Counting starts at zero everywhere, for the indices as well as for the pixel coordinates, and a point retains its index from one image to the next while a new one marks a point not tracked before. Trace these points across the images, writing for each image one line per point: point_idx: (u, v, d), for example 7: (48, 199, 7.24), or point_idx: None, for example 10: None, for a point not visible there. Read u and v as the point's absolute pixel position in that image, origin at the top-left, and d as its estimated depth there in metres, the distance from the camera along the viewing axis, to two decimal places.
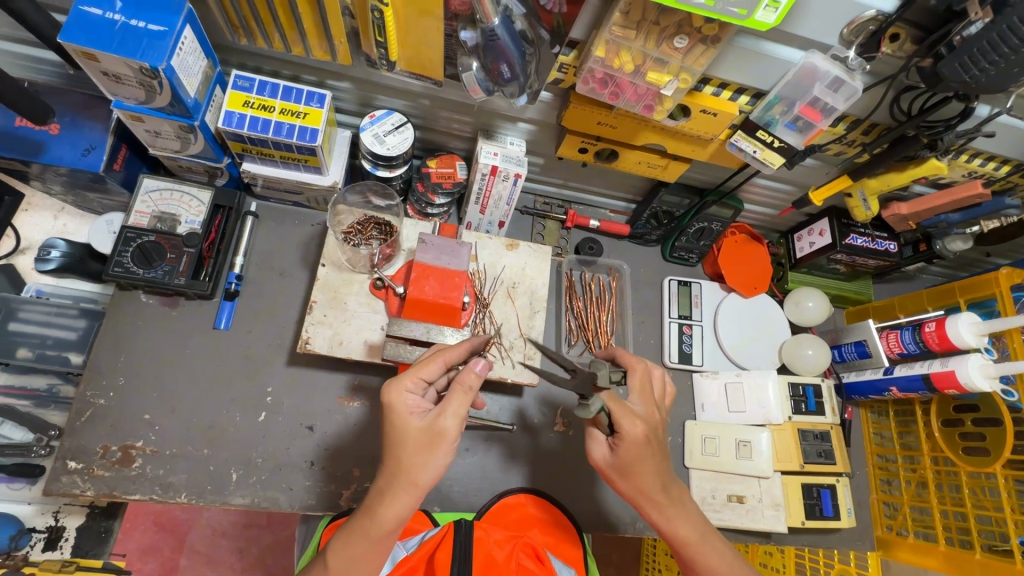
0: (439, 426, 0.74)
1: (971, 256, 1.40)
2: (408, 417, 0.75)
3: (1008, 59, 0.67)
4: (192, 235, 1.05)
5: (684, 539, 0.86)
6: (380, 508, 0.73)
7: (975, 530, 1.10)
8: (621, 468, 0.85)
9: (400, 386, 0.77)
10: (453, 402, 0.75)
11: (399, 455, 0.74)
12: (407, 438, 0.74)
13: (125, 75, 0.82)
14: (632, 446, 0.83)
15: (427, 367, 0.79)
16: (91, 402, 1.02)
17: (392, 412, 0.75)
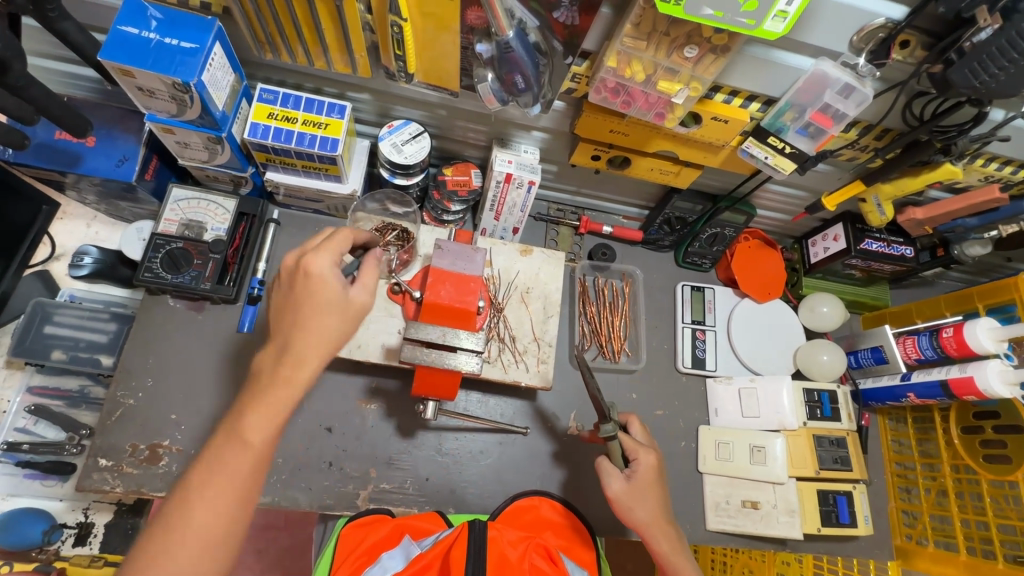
0: (357, 298, 0.76)
1: (991, 261, 1.38)
2: (333, 279, 0.74)
3: (1017, 65, 0.67)
4: (218, 241, 1.09)
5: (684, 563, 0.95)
6: (298, 335, 0.72)
7: (998, 539, 1.09)
8: (635, 494, 0.98)
9: (327, 253, 0.75)
10: (363, 276, 0.78)
11: (325, 318, 0.73)
12: (334, 298, 0.73)
13: (158, 90, 0.86)
14: (646, 474, 0.99)
15: (341, 244, 0.77)
16: (121, 401, 1.06)
17: (319, 279, 0.73)
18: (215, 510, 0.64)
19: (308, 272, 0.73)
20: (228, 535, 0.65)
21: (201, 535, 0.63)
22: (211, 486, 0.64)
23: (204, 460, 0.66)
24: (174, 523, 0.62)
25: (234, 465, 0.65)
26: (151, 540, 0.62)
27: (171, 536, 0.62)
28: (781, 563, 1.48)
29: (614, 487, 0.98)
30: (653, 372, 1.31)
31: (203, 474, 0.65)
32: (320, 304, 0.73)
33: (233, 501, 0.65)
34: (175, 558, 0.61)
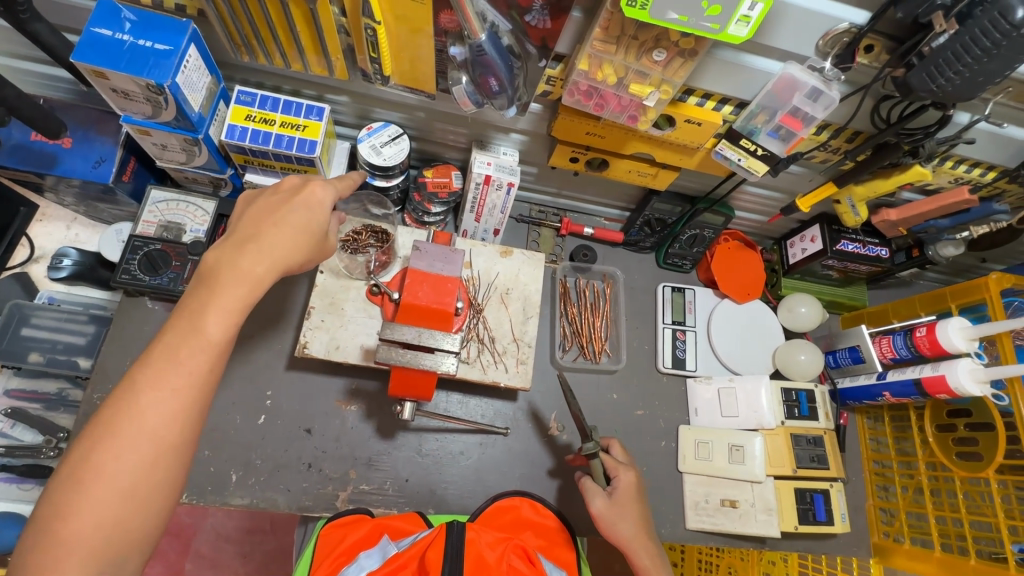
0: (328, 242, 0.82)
1: (966, 262, 1.40)
2: (326, 210, 0.79)
3: (973, 68, 0.68)
4: (196, 243, 1.09)
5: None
6: (268, 240, 0.73)
7: (971, 536, 1.10)
8: (616, 511, 0.99)
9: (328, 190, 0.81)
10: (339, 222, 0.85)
11: (303, 241, 0.76)
12: (318, 227, 0.78)
13: (133, 91, 0.86)
14: (627, 489, 1.01)
15: (344, 189, 0.85)
16: (98, 404, 1.05)
17: (319, 205, 0.79)
18: (163, 401, 0.63)
19: (309, 194, 0.78)
20: (171, 440, 0.63)
21: (144, 431, 0.61)
22: (163, 383, 0.63)
23: (157, 353, 0.65)
24: (123, 419, 0.61)
25: (191, 365, 0.65)
26: (99, 428, 0.61)
27: (116, 422, 0.61)
28: (766, 563, 1.53)
29: (596, 506, 1.00)
30: (634, 371, 1.32)
31: (157, 365, 0.64)
32: (303, 229, 0.76)
33: (184, 402, 0.64)
34: (114, 451, 0.60)
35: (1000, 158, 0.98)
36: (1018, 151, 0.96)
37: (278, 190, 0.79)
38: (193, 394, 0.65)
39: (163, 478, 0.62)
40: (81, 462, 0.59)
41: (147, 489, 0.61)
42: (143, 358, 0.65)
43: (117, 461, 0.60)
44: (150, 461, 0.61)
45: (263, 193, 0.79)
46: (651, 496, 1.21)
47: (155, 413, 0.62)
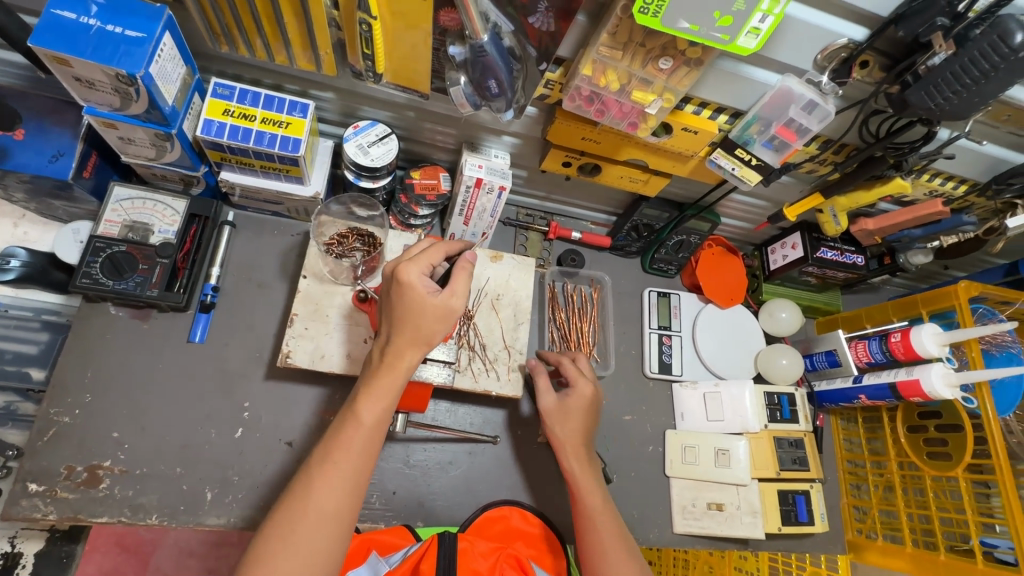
0: (451, 303, 0.80)
1: (931, 269, 1.47)
2: (421, 285, 0.78)
3: (970, 89, 0.71)
4: (165, 245, 1.02)
5: (587, 492, 0.98)
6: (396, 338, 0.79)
7: (938, 531, 1.16)
8: (559, 416, 1.03)
9: (417, 266, 0.79)
10: (455, 279, 0.82)
11: (419, 321, 0.78)
12: (424, 305, 0.78)
13: (99, 81, 0.79)
14: (575, 401, 1.04)
15: (435, 255, 0.82)
16: (55, 420, 0.97)
17: (409, 285, 0.78)
18: (333, 489, 0.73)
19: (399, 281, 0.79)
20: (345, 512, 0.73)
21: (324, 509, 0.72)
22: (331, 469, 0.74)
23: (326, 446, 0.76)
24: (302, 500, 0.72)
25: (350, 446, 0.76)
26: (282, 513, 0.72)
27: (297, 509, 0.72)
28: (738, 558, 1.57)
29: (544, 400, 1.05)
30: (621, 377, 1.32)
31: (325, 457, 0.75)
32: (412, 313, 0.78)
33: (346, 481, 0.74)
34: (299, 534, 0.70)
35: (974, 173, 1.03)
36: (990, 167, 1.01)
37: (387, 285, 0.82)
38: (355, 478, 0.75)
39: (335, 544, 0.72)
40: (270, 543, 0.70)
41: (324, 556, 0.71)
42: (314, 452, 0.77)
43: (304, 538, 0.70)
44: (331, 533, 0.72)
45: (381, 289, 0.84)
46: (639, 501, 1.22)
47: (330, 499, 0.73)
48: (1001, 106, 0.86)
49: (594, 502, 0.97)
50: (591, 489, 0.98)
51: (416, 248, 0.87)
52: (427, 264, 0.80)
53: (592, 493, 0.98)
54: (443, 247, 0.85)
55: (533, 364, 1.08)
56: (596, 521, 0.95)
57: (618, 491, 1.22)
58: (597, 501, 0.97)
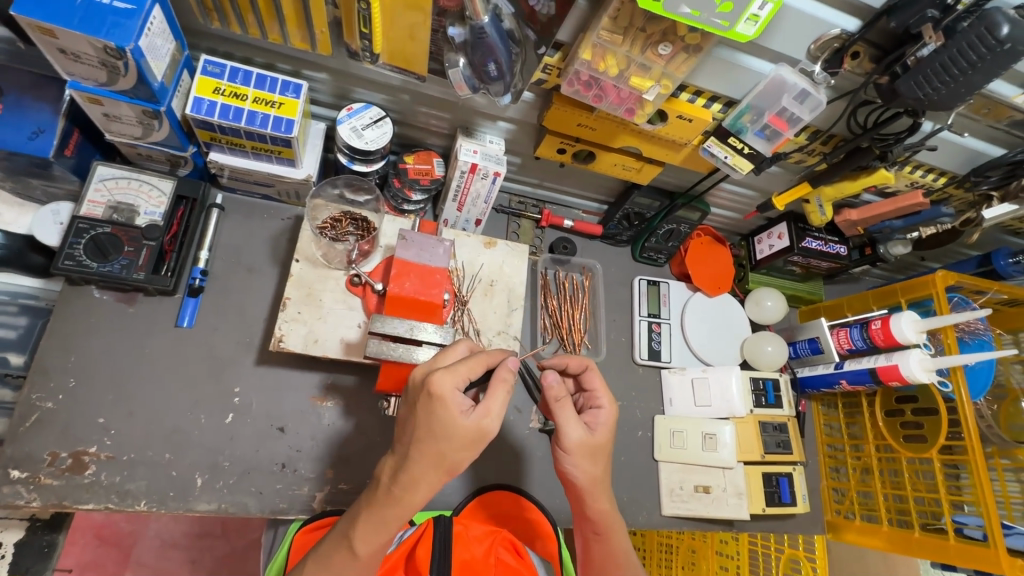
0: (485, 426, 0.70)
1: (908, 260, 1.52)
2: (453, 403, 0.69)
3: (958, 80, 0.73)
4: (152, 227, 1.00)
5: (615, 531, 0.87)
6: (414, 462, 0.69)
7: (913, 510, 1.20)
8: (591, 453, 0.83)
9: (452, 377, 0.70)
10: (493, 398, 0.72)
11: (443, 446, 0.69)
12: (454, 428, 0.69)
13: (85, 54, 0.76)
14: (605, 431, 0.85)
15: (475, 367, 0.73)
16: (37, 405, 0.94)
17: (439, 401, 0.68)
18: (373, 549, 0.72)
19: (429, 393, 0.69)
20: None
21: None
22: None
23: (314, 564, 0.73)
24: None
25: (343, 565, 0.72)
26: None
27: None
28: (720, 543, 1.60)
29: (573, 436, 0.81)
30: (611, 363, 1.34)
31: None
32: (438, 437, 0.69)
33: None
34: None
35: (953, 165, 1.07)
36: (969, 159, 1.05)
37: (413, 393, 0.73)
38: None
39: None
40: None
41: None
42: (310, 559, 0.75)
43: None
44: None
45: (405, 399, 0.74)
46: (629, 485, 1.25)
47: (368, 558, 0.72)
48: (982, 100, 0.89)
49: (618, 540, 0.88)
50: (614, 526, 0.87)
51: (451, 356, 0.78)
52: (463, 378, 0.71)
53: (617, 530, 0.88)
54: (485, 358, 0.75)
55: (556, 392, 0.82)
56: (618, 558, 0.86)
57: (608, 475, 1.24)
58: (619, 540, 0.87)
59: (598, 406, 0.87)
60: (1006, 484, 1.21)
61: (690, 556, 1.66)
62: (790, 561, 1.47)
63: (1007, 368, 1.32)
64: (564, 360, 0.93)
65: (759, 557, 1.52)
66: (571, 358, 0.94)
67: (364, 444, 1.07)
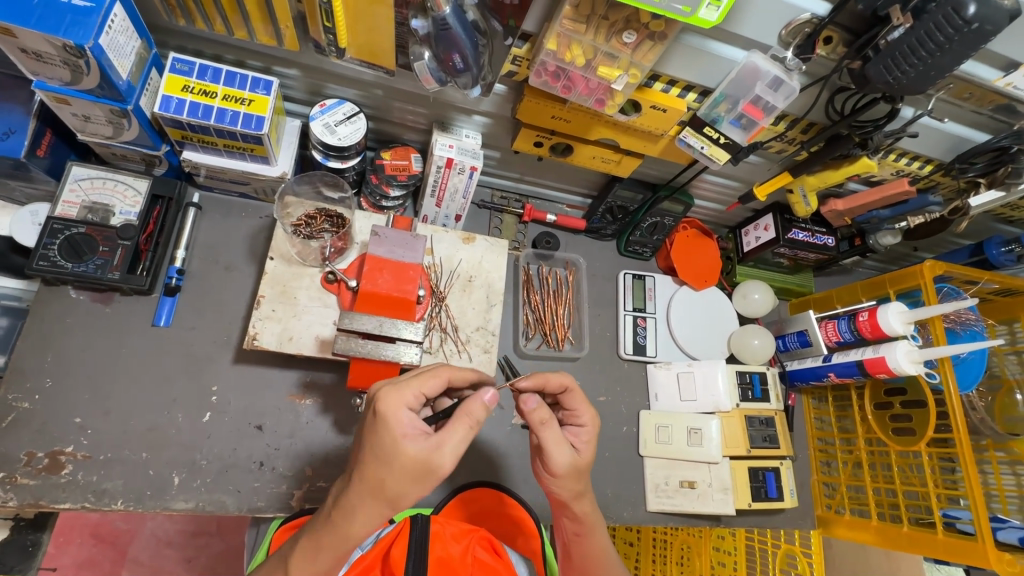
0: (434, 459, 0.67)
1: (901, 251, 1.50)
2: (396, 425, 0.67)
3: (927, 62, 0.72)
4: (127, 227, 1.00)
5: (597, 532, 0.89)
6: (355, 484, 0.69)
7: (903, 505, 1.18)
8: (575, 475, 0.83)
9: (398, 397, 0.70)
10: (452, 427, 0.70)
11: (387, 477, 0.67)
12: (400, 453, 0.67)
13: (47, 53, 0.76)
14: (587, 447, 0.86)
15: (428, 383, 0.74)
16: (14, 406, 0.95)
17: (382, 422, 0.68)
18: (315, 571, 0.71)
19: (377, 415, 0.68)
20: None
21: None
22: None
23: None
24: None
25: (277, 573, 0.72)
26: None
27: None
28: (716, 538, 1.55)
29: (558, 459, 0.80)
30: (596, 358, 1.33)
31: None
32: (383, 463, 0.67)
33: None
34: None
35: (938, 152, 1.04)
36: (953, 146, 1.03)
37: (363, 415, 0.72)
38: None
39: None
40: None
41: None
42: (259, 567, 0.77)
43: None
44: None
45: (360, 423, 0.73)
46: (614, 480, 1.24)
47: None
48: (962, 84, 0.87)
49: (599, 543, 0.88)
50: (595, 535, 0.88)
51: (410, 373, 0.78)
52: (412, 396, 0.71)
53: (596, 540, 0.88)
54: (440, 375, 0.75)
55: (539, 415, 0.79)
56: (596, 559, 0.87)
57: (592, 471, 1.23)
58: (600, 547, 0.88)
59: (580, 424, 0.88)
60: (1001, 478, 1.18)
61: (682, 552, 1.61)
62: (787, 556, 1.41)
63: (1001, 360, 1.29)
64: (543, 381, 0.85)
65: (756, 553, 1.47)
66: (548, 376, 0.85)
67: (342, 441, 1.07)
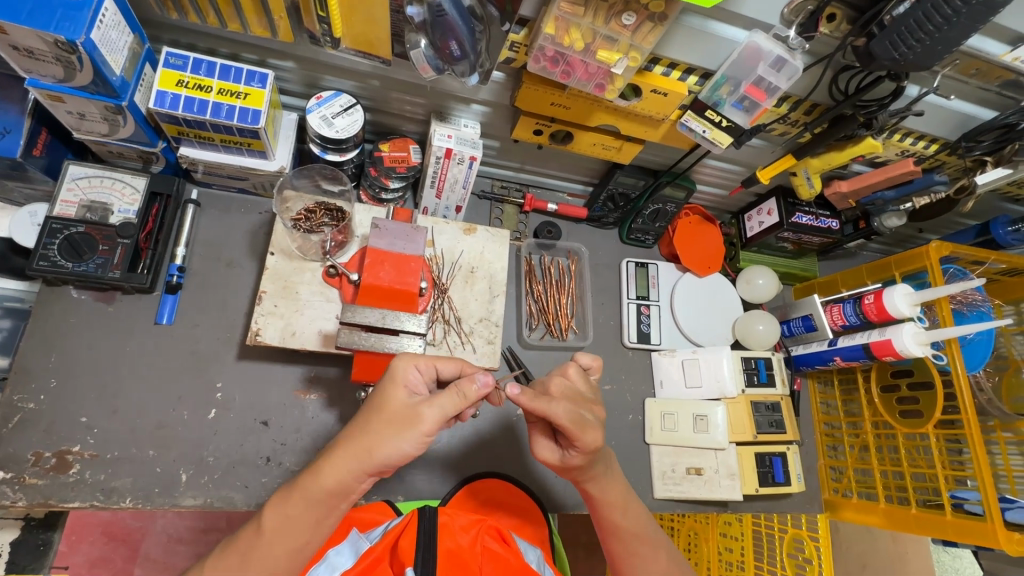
0: (421, 410, 0.72)
1: (906, 233, 1.48)
2: (404, 378, 0.75)
3: (933, 36, 0.71)
4: (126, 225, 0.99)
5: (615, 509, 0.90)
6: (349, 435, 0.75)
7: (912, 488, 1.17)
8: (570, 470, 0.87)
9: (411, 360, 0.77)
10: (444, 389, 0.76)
11: (378, 426, 0.72)
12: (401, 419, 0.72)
13: (39, 50, 0.75)
14: (582, 458, 0.83)
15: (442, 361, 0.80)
16: (19, 406, 0.95)
17: (394, 376, 0.75)
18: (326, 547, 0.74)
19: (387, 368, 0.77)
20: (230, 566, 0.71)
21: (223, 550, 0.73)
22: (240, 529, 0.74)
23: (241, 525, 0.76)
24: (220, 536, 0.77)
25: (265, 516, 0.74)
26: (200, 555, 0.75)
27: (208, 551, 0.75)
28: (723, 524, 1.59)
29: (544, 454, 0.87)
30: (600, 347, 1.32)
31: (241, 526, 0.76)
32: (387, 414, 0.72)
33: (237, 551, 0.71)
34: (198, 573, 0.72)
35: (944, 131, 1.03)
36: (960, 124, 1.01)
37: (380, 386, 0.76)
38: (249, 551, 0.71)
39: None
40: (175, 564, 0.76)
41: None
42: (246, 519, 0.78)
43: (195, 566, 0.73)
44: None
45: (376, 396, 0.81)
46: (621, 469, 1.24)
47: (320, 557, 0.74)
48: (968, 60, 0.86)
49: (621, 516, 0.91)
50: (613, 503, 0.91)
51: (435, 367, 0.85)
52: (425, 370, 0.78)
53: (615, 506, 0.90)
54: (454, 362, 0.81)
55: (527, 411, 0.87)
56: (624, 532, 0.90)
57: None
58: (624, 512, 0.91)
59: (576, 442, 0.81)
60: (1009, 458, 1.17)
61: (690, 538, 1.67)
62: (795, 540, 1.42)
63: (1008, 340, 1.27)
64: (529, 406, 0.77)
65: (763, 538, 1.48)
66: (538, 402, 0.77)
67: None
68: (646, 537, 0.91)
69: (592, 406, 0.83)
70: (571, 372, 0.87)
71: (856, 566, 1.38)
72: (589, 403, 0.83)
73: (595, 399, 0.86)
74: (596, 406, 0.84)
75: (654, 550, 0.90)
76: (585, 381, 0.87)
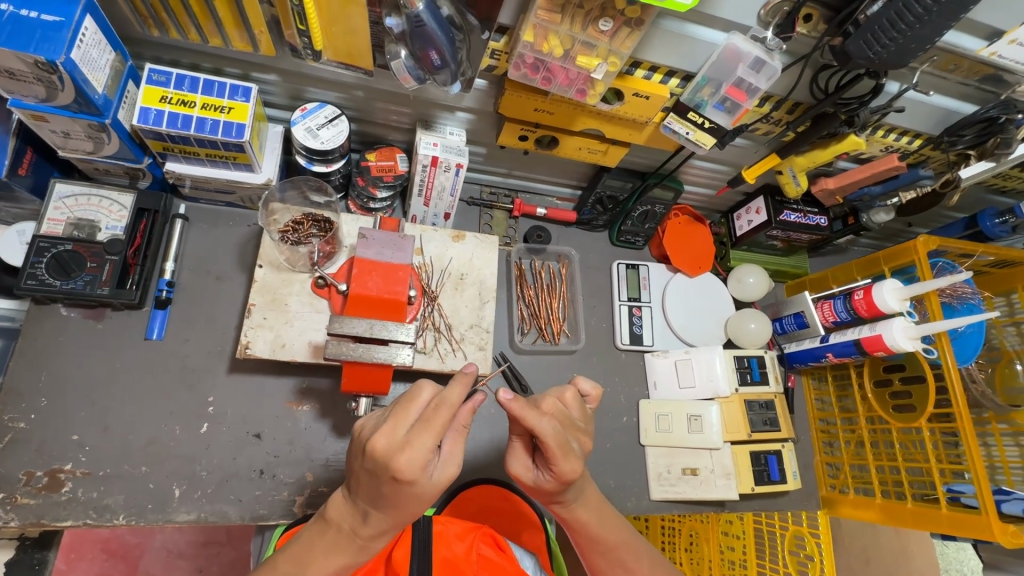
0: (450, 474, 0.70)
1: (895, 227, 1.49)
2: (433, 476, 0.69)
3: (906, 35, 0.72)
4: (114, 241, 1.00)
5: (590, 522, 0.87)
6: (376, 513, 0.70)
7: (907, 482, 1.17)
8: (539, 491, 0.85)
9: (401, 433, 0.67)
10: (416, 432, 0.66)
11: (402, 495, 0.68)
12: (424, 491, 0.68)
13: (20, 71, 0.76)
14: (554, 485, 0.81)
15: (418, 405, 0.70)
16: (10, 426, 0.95)
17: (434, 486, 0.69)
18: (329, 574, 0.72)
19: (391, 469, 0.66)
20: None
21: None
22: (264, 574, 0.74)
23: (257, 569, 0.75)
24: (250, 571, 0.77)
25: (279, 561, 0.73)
26: None
27: None
28: (724, 522, 1.57)
29: (518, 470, 0.85)
30: (593, 350, 1.33)
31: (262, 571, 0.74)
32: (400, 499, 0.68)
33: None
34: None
35: (927, 127, 1.03)
36: (942, 119, 1.01)
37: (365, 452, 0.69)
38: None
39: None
40: None
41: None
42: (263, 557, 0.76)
43: None
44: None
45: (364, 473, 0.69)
46: (616, 470, 1.24)
47: None
48: (947, 55, 0.86)
49: (598, 529, 0.87)
50: (586, 522, 0.87)
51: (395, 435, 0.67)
52: (427, 441, 0.66)
53: (589, 521, 0.87)
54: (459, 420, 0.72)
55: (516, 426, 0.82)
56: (604, 544, 0.87)
57: (594, 462, 1.24)
58: (601, 526, 0.87)
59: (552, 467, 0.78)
60: (1005, 450, 1.17)
61: (690, 538, 1.65)
62: (796, 537, 1.42)
63: (1000, 332, 1.27)
64: (521, 416, 0.74)
65: (764, 535, 1.49)
66: (528, 412, 0.74)
67: (340, 445, 1.07)
68: (628, 543, 0.88)
69: (579, 435, 0.82)
70: (568, 397, 0.85)
71: (860, 561, 1.36)
72: (577, 431, 0.82)
73: (586, 429, 0.85)
74: (583, 436, 0.83)
75: (636, 560, 0.88)
76: (580, 408, 0.86)
